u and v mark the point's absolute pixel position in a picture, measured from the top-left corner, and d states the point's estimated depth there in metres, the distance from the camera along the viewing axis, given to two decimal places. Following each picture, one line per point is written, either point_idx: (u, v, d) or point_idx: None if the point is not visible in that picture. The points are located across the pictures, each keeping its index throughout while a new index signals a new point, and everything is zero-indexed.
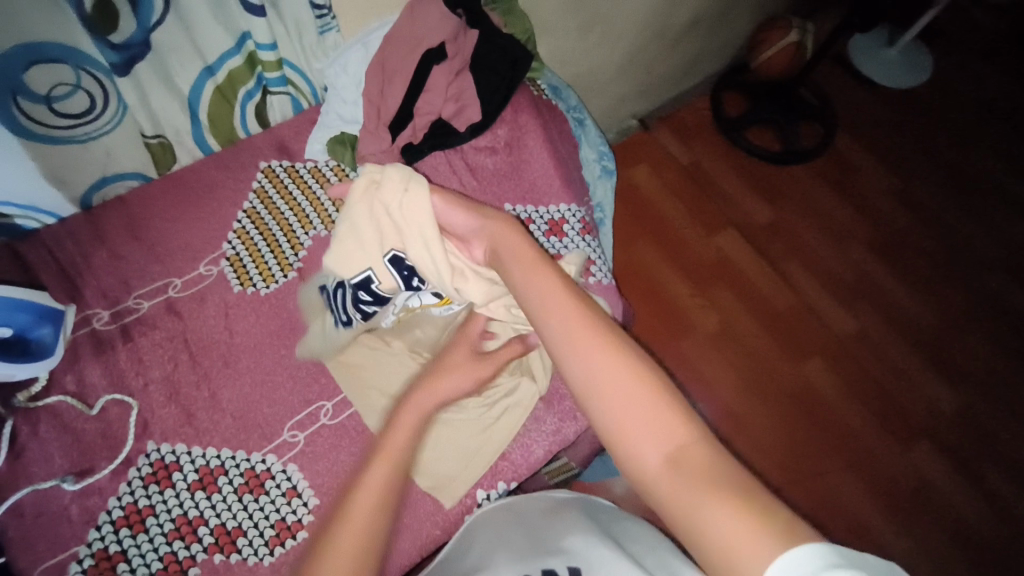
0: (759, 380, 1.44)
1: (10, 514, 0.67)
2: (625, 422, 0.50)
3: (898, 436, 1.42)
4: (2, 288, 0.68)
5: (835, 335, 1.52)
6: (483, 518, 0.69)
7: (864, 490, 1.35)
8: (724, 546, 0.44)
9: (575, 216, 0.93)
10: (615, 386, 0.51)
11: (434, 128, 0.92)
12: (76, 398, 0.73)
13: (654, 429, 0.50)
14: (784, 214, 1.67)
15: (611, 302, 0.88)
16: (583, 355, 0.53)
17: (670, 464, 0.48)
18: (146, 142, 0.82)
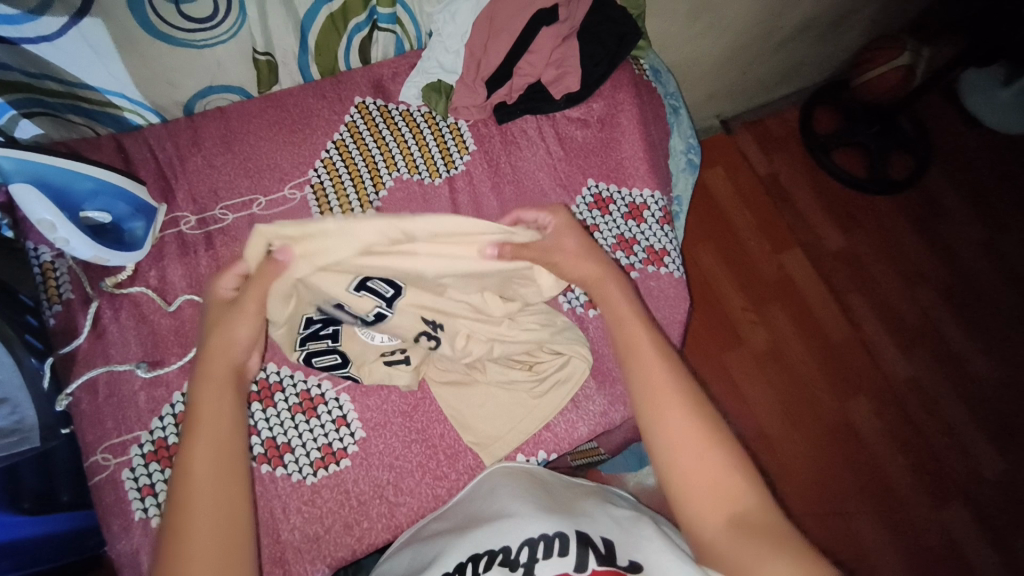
0: (796, 407, 1.40)
1: (85, 388, 0.71)
2: (691, 480, 0.54)
3: (932, 491, 1.37)
4: (114, 176, 0.71)
5: (884, 376, 1.46)
6: (505, 472, 0.69)
7: (886, 537, 1.32)
8: None
9: (658, 204, 0.89)
10: (695, 452, 0.55)
11: (531, 91, 0.92)
12: (156, 293, 0.76)
13: (718, 490, 0.53)
14: (855, 243, 1.60)
15: (680, 298, 0.85)
16: (659, 408, 0.57)
17: (733, 525, 0.51)
18: (255, 58, 0.82)
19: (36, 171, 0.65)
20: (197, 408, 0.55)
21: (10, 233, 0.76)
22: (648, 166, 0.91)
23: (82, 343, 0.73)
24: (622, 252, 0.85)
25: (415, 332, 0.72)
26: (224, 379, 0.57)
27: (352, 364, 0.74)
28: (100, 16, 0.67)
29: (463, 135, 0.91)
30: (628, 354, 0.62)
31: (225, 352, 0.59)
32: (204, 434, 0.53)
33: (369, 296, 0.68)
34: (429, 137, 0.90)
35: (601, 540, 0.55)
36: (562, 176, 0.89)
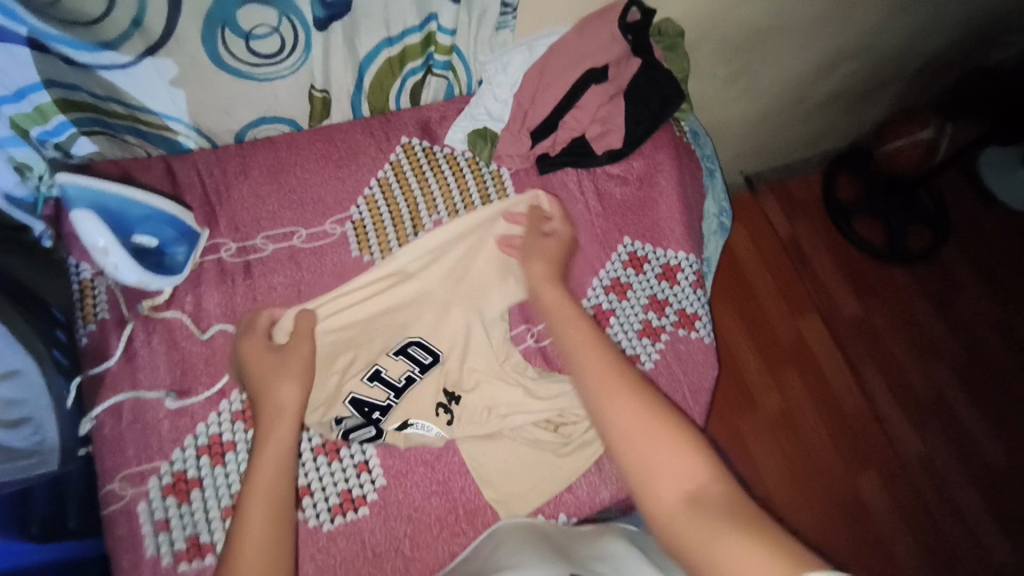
0: (806, 473, 1.39)
1: (110, 412, 0.71)
2: (649, 464, 0.57)
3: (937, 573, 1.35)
4: (162, 200, 0.72)
5: (894, 449, 1.46)
6: (512, 528, 0.68)
7: None
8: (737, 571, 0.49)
9: (692, 266, 0.89)
10: (649, 439, 0.58)
11: (573, 145, 0.93)
12: (191, 319, 0.76)
13: (676, 471, 0.57)
14: (872, 311, 1.61)
15: (708, 365, 0.84)
16: (616, 403, 0.62)
17: (690, 500, 0.55)
18: (311, 94, 0.83)
19: (94, 197, 0.68)
20: (255, 467, 0.59)
21: (48, 244, 0.77)
22: (684, 229, 0.91)
23: (113, 366, 0.73)
24: (654, 314, 0.85)
25: (434, 401, 0.78)
26: (280, 426, 0.63)
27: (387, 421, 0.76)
28: (172, 46, 0.68)
29: (503, 183, 0.92)
30: (579, 357, 0.68)
31: (281, 403, 0.65)
32: (256, 487, 0.58)
33: (398, 364, 0.77)
34: (470, 183, 0.91)
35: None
36: (599, 232, 0.90)
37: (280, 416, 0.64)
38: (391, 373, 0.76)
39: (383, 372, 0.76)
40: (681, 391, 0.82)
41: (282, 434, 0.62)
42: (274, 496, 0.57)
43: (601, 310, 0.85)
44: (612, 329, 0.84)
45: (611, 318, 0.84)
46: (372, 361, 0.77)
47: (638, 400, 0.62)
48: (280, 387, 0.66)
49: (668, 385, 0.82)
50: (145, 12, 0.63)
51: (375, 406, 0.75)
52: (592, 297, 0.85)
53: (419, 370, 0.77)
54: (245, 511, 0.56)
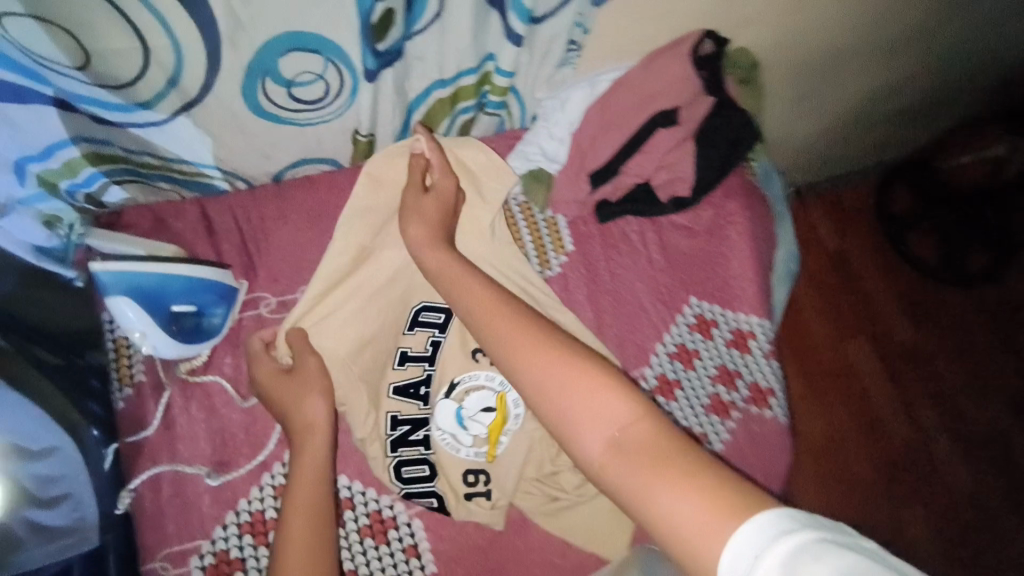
0: (858, 507, 1.33)
1: (149, 485, 0.68)
2: (570, 415, 0.52)
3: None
4: (195, 266, 0.66)
5: (948, 487, 1.38)
6: None
7: None
8: (674, 525, 0.44)
9: (765, 334, 0.82)
10: (564, 391, 0.53)
11: (636, 192, 0.85)
12: (230, 384, 0.72)
13: (598, 418, 0.51)
14: (928, 340, 1.51)
15: (781, 444, 0.79)
16: (523, 354, 0.56)
17: (616, 447, 0.50)
18: (355, 137, 0.76)
19: (130, 276, 0.63)
20: (291, 499, 0.60)
21: (80, 284, 0.72)
22: (757, 289, 0.84)
23: (151, 435, 0.69)
24: (723, 386, 0.80)
25: (467, 350, 0.76)
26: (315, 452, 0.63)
27: (434, 449, 0.74)
28: (212, 100, 0.61)
29: (561, 233, 0.85)
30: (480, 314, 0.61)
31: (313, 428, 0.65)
32: (296, 520, 0.58)
33: (421, 333, 0.76)
34: (525, 231, 0.84)
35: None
36: (662, 290, 0.83)
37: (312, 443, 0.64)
38: (416, 347, 0.76)
39: (410, 352, 0.75)
40: (751, 471, 0.77)
41: (313, 463, 0.63)
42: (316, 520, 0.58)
43: (665, 379, 0.80)
44: (678, 402, 0.79)
45: (677, 390, 0.79)
46: (393, 348, 0.75)
47: (548, 347, 0.56)
48: (304, 403, 0.66)
49: (739, 466, 0.77)
50: (182, 68, 0.56)
51: (417, 422, 0.74)
52: (656, 365, 0.80)
53: (440, 331, 0.76)
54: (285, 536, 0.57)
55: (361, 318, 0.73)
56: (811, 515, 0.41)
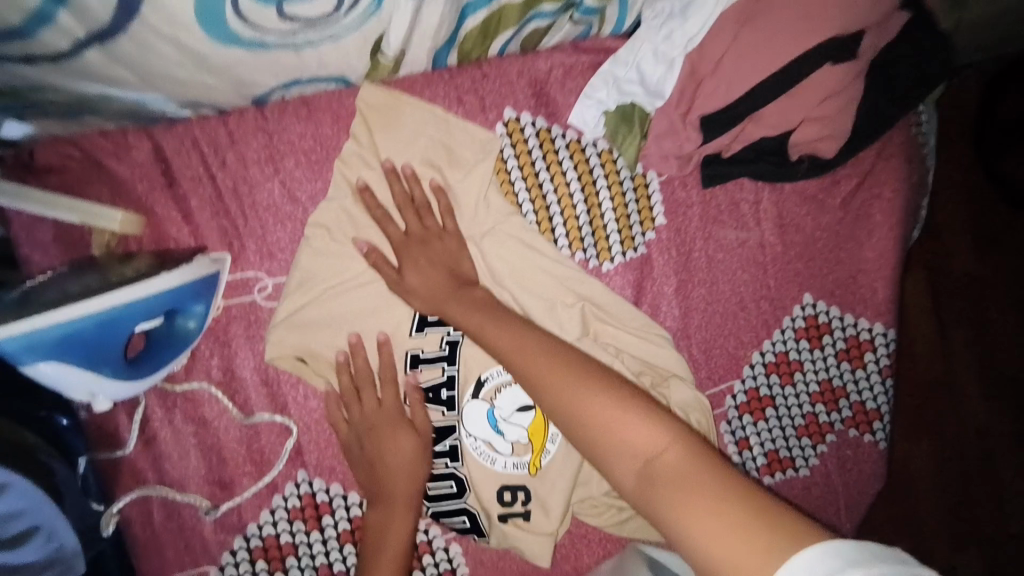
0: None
1: (138, 505, 0.56)
2: (587, 435, 0.43)
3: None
4: (156, 281, 0.46)
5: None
6: None
7: None
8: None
9: (887, 347, 0.66)
10: (576, 406, 0.44)
11: (763, 147, 0.62)
12: (223, 392, 0.56)
13: (618, 441, 0.41)
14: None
15: (873, 475, 0.67)
16: (532, 364, 0.48)
17: (645, 475, 0.40)
18: (376, 53, 0.51)
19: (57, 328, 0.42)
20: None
21: None
22: (889, 289, 0.66)
23: (130, 453, 0.55)
24: (822, 406, 0.65)
25: None
26: (405, 510, 0.53)
27: (463, 462, 0.58)
28: (140, 28, 0.38)
29: (650, 198, 0.63)
30: (486, 315, 0.52)
31: (402, 483, 0.54)
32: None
33: (433, 327, 0.58)
34: (604, 192, 0.62)
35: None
36: (770, 284, 0.65)
37: (398, 503, 0.53)
38: (428, 348, 0.58)
39: (420, 353, 0.58)
40: (837, 504, 0.66)
41: (402, 535, 0.53)
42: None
43: (756, 395, 0.64)
44: (766, 422, 0.64)
45: (768, 409, 0.64)
46: (399, 349, 0.58)
47: (562, 358, 0.47)
48: (394, 445, 0.54)
49: (827, 496, 0.66)
50: None
51: (442, 431, 0.58)
52: (748, 377, 0.64)
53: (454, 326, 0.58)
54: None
55: (364, 299, 0.57)
56: (861, 545, 0.31)
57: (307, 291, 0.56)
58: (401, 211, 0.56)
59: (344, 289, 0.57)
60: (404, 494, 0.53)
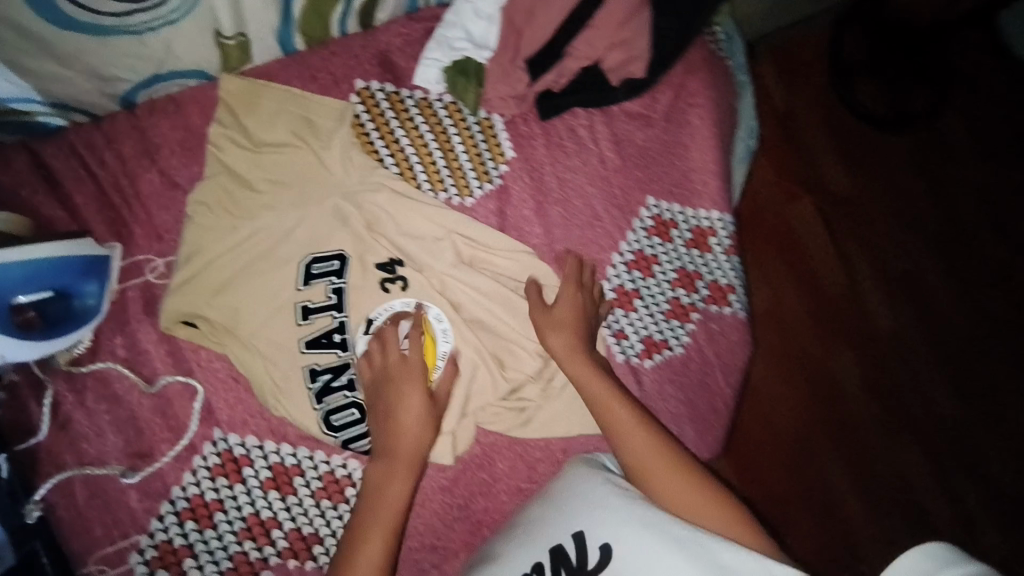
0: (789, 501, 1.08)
1: (59, 491, 0.58)
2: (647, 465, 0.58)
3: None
4: (38, 248, 0.52)
5: (921, 427, 1.11)
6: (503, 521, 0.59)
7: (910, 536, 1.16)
8: None
9: (726, 230, 0.77)
10: (643, 444, 0.59)
11: (584, 77, 0.72)
12: (129, 367, 0.60)
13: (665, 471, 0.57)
14: (877, 251, 1.19)
15: (740, 342, 0.76)
16: (613, 412, 0.61)
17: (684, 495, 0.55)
18: (219, 41, 0.59)
19: None
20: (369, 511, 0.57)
21: None
22: (717, 181, 0.77)
23: (45, 439, 0.58)
24: (683, 289, 0.75)
25: (377, 279, 0.66)
26: (404, 471, 0.60)
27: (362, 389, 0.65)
28: None
29: (498, 135, 0.72)
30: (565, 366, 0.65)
31: (408, 445, 0.60)
32: (371, 522, 0.56)
33: (320, 280, 0.65)
34: (456, 138, 0.71)
35: (571, 542, 0.49)
36: (617, 194, 0.74)
37: (399, 462, 0.60)
38: (316, 299, 0.64)
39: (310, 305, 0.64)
40: (714, 372, 0.75)
41: (398, 490, 0.59)
42: (390, 545, 0.56)
43: (624, 290, 0.73)
44: (637, 312, 0.73)
45: (635, 301, 0.73)
46: (291, 304, 0.64)
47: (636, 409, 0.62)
48: (404, 401, 0.61)
49: (703, 367, 0.75)
50: None
51: (339, 367, 0.64)
52: (614, 276, 0.73)
53: (339, 277, 0.65)
54: (353, 551, 0.54)
55: (247, 264, 0.63)
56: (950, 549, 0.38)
57: (195, 264, 0.62)
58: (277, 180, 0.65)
59: (229, 259, 0.63)
60: (418, 452, 0.61)
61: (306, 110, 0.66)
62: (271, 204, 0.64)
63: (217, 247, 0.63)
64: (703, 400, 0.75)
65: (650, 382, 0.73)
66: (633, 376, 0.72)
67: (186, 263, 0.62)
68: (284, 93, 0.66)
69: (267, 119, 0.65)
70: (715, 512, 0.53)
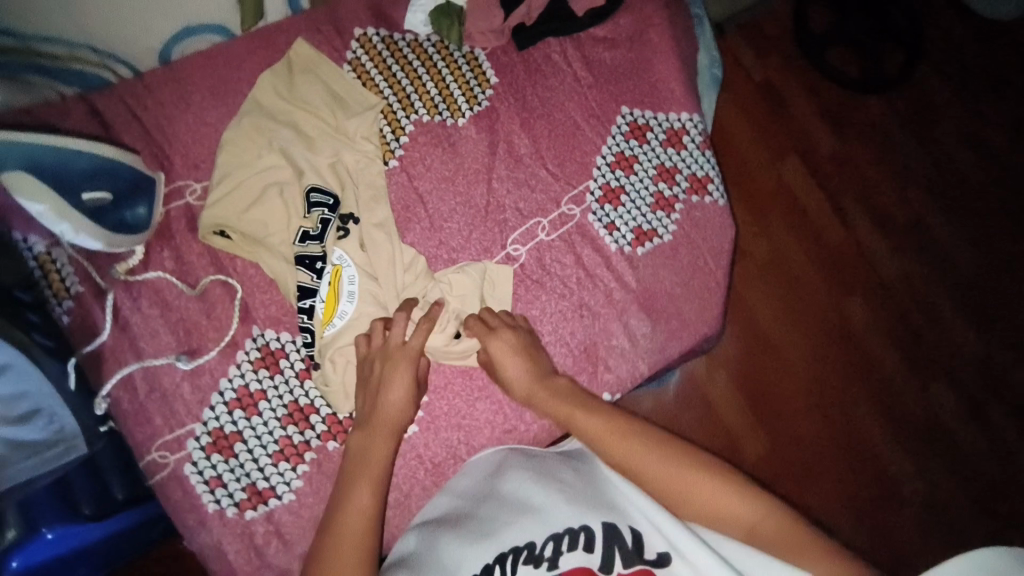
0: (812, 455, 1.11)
1: (122, 387, 0.66)
2: (622, 458, 0.60)
3: (972, 407, 1.18)
4: (94, 144, 0.60)
5: (925, 358, 1.19)
6: (515, 465, 0.64)
7: (940, 464, 1.14)
8: (736, 520, 0.54)
9: (697, 127, 0.84)
10: (610, 439, 0.61)
11: (551, 10, 0.83)
12: (177, 276, 0.69)
13: (642, 456, 0.59)
14: (852, 199, 1.24)
15: (724, 227, 0.82)
16: (576, 418, 0.64)
17: (665, 472, 0.58)
18: None
19: (28, 155, 0.56)
20: (360, 462, 0.60)
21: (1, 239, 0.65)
22: (683, 87, 0.85)
23: (107, 339, 0.67)
24: (665, 183, 0.81)
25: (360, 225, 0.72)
26: (388, 438, 0.62)
27: (315, 318, 0.68)
28: None
29: (481, 65, 0.81)
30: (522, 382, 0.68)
31: (389, 413, 0.63)
32: (360, 475, 0.59)
33: (316, 211, 0.71)
34: (445, 70, 0.80)
35: (629, 534, 0.54)
36: (593, 106, 0.83)
37: (381, 428, 0.62)
38: (310, 226, 0.70)
39: (309, 233, 0.70)
40: (702, 255, 0.81)
41: (380, 454, 0.61)
42: (379, 491, 0.58)
43: (610, 188, 0.80)
44: (624, 206, 0.80)
45: (621, 197, 0.80)
46: (294, 228, 0.70)
47: (596, 412, 0.64)
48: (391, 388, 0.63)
49: (691, 251, 0.80)
50: None
51: (308, 290, 0.69)
52: (599, 177, 0.81)
53: (331, 210, 0.71)
54: (348, 504, 0.56)
55: (264, 193, 0.71)
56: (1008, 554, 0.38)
57: (225, 184, 0.71)
58: (295, 115, 0.74)
59: (254, 187, 0.71)
60: (397, 420, 0.63)
61: (321, 68, 0.76)
62: (284, 143, 0.72)
63: (241, 176, 0.71)
64: (697, 280, 0.80)
65: (645, 267, 0.79)
66: (626, 262, 0.79)
67: (215, 184, 0.71)
68: (307, 53, 0.76)
69: (285, 74, 0.75)
70: (721, 497, 0.55)
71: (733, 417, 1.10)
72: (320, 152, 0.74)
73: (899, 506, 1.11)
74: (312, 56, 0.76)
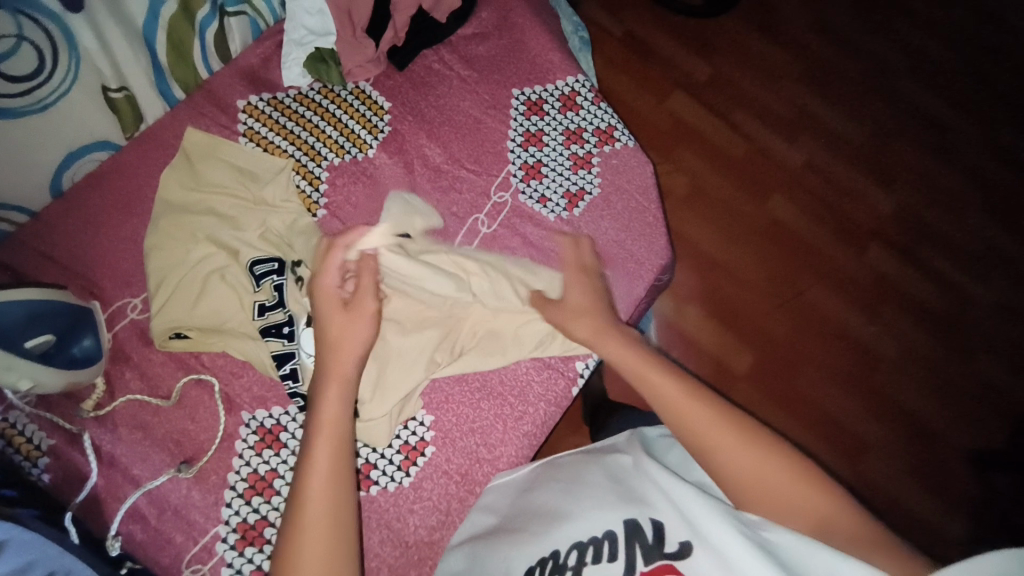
0: (794, 355, 1.16)
1: (131, 519, 0.65)
2: (693, 424, 0.55)
3: (909, 255, 1.26)
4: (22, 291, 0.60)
5: (855, 228, 1.26)
6: (546, 488, 0.63)
7: (903, 313, 1.22)
8: (801, 508, 0.48)
9: (586, 85, 0.88)
10: (687, 402, 0.56)
11: (416, 23, 0.85)
12: (148, 393, 0.68)
13: (713, 428, 0.54)
14: (742, 110, 1.31)
15: (643, 164, 0.87)
16: (647, 378, 0.60)
17: (739, 450, 0.52)
18: (109, 97, 0.72)
19: None
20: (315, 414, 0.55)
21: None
22: (560, 54, 0.89)
23: (98, 479, 0.65)
24: (576, 145, 0.85)
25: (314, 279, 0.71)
26: (343, 382, 0.57)
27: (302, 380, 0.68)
28: None
29: (371, 96, 0.83)
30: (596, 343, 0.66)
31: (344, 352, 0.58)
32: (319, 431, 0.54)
33: (266, 281, 0.70)
34: (338, 111, 0.82)
35: (651, 528, 0.51)
36: (486, 98, 0.86)
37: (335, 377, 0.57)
38: (266, 297, 0.70)
39: (267, 305, 0.69)
40: (631, 196, 0.85)
41: (337, 408, 0.55)
42: (344, 441, 0.54)
43: (529, 166, 0.84)
44: (547, 178, 0.84)
45: (541, 170, 0.84)
46: (249, 304, 0.70)
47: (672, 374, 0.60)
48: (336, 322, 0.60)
49: (620, 196, 0.85)
50: None
51: (283, 357, 0.68)
52: (516, 158, 0.84)
53: (280, 274, 0.70)
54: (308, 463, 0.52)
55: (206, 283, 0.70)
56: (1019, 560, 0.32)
57: (164, 288, 0.69)
58: (210, 199, 0.74)
59: (196, 280, 0.70)
60: (344, 368, 0.57)
61: (218, 148, 0.75)
62: (209, 230, 0.72)
63: (178, 275, 0.70)
64: (636, 220, 0.84)
65: (586, 224, 0.83)
66: (568, 226, 0.82)
67: (157, 292, 0.69)
68: (202, 139, 0.75)
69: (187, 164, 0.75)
70: (803, 493, 0.49)
71: (712, 339, 1.15)
72: (249, 229, 0.73)
73: (882, 366, 1.18)
74: (205, 138, 0.75)
